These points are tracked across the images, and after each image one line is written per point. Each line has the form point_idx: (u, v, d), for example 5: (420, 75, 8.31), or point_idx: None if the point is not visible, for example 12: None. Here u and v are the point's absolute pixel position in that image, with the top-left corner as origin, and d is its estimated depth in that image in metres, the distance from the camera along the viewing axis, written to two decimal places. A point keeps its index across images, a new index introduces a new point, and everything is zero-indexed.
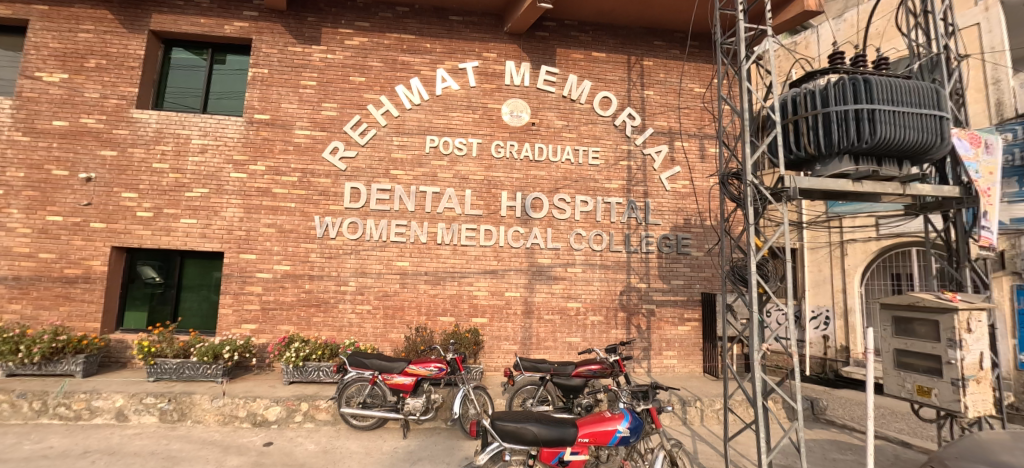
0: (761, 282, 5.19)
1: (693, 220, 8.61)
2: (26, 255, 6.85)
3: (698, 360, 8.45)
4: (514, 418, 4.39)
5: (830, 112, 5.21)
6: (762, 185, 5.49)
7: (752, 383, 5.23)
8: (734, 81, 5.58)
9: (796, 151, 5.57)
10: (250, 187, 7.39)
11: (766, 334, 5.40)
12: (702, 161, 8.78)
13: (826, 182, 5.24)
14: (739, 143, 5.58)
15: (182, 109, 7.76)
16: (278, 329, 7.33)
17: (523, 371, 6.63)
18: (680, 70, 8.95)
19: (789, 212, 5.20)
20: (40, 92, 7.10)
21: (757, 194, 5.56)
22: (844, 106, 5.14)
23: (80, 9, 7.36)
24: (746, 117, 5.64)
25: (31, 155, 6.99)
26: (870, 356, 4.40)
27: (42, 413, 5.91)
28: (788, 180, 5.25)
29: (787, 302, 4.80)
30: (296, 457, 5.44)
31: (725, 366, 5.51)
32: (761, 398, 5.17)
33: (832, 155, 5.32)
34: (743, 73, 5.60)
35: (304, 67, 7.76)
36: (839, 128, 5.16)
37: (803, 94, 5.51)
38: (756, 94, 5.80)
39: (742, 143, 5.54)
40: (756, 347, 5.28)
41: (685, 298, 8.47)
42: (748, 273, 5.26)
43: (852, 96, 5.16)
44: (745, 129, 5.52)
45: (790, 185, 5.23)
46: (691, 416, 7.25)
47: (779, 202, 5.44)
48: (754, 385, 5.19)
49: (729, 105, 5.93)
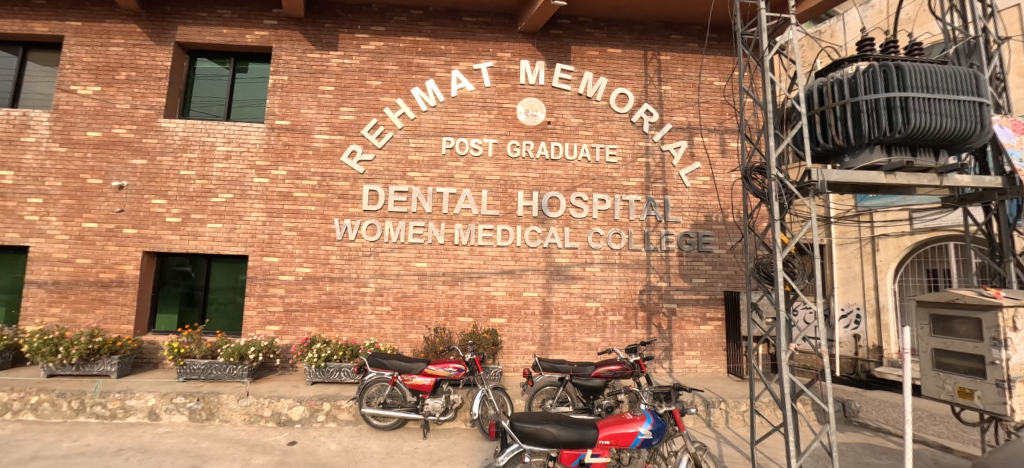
0: (788, 279, 5.06)
1: (714, 217, 8.41)
2: (64, 260, 7.17)
3: (721, 361, 8.24)
4: (534, 419, 4.38)
5: (860, 101, 5.00)
6: (787, 179, 5.34)
7: (781, 383, 5.09)
8: (756, 72, 5.47)
9: (823, 144, 5.39)
10: (272, 192, 7.57)
11: (794, 334, 5.26)
12: (723, 156, 8.57)
13: (856, 175, 5.07)
14: (762, 136, 5.45)
15: (207, 118, 8.00)
16: (301, 330, 7.47)
17: (542, 371, 6.65)
18: (698, 64, 8.75)
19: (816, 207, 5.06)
20: (75, 105, 7.44)
21: (782, 189, 5.42)
22: (874, 94, 4.93)
23: (110, 24, 7.69)
24: (769, 109, 5.52)
25: (67, 165, 7.32)
26: (906, 356, 4.19)
27: (80, 412, 6.16)
28: (815, 173, 5.09)
29: (816, 300, 4.65)
30: (319, 456, 5.52)
31: (751, 367, 5.40)
32: (790, 400, 5.02)
33: (862, 146, 5.12)
34: (765, 65, 5.48)
35: (322, 72, 7.92)
36: (869, 118, 4.95)
37: (830, 83, 5.31)
38: (780, 85, 5.64)
39: (766, 137, 5.43)
40: (783, 347, 5.14)
41: (707, 297, 8.28)
42: (775, 270, 5.13)
43: (882, 84, 4.95)
44: (769, 122, 5.38)
45: (818, 178, 5.07)
46: (715, 418, 7.08)
47: (807, 196, 5.28)
48: (782, 386, 5.06)
49: (751, 97, 5.81)
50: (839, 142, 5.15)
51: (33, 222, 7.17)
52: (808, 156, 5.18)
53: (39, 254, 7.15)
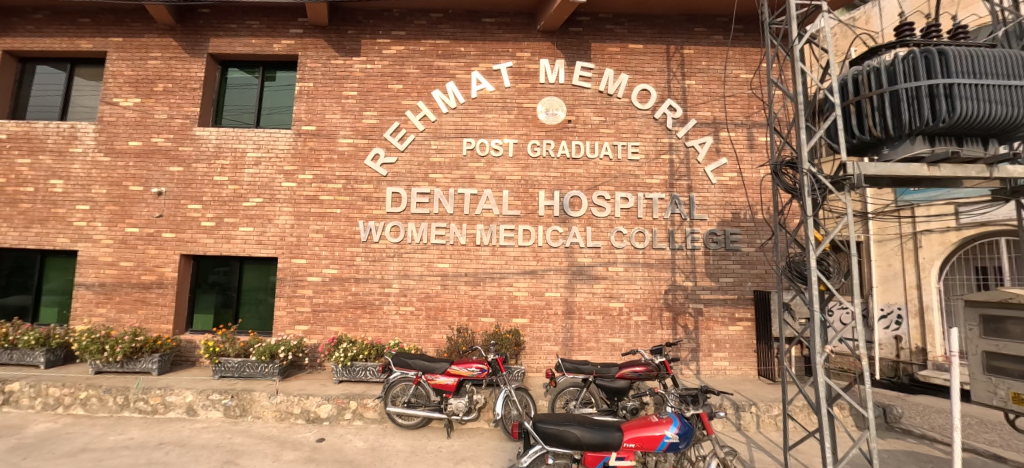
0: (823, 279, 5.10)
1: (742, 214, 8.15)
2: (110, 263, 7.59)
3: (751, 362, 7.99)
4: (557, 421, 4.39)
5: (899, 90, 4.74)
6: (820, 173, 5.25)
7: (816, 387, 5.06)
8: (786, 63, 5.41)
9: (859, 135, 5.16)
10: (299, 195, 7.81)
11: (829, 335, 5.22)
12: (751, 151, 8.29)
13: (894, 168, 4.84)
14: (793, 129, 5.38)
15: (238, 125, 8.31)
16: (328, 330, 7.67)
17: (565, 372, 6.56)
18: (724, 56, 8.50)
19: (853, 203, 4.99)
20: (118, 116, 7.88)
21: (816, 183, 5.31)
22: (914, 82, 4.66)
23: (148, 39, 8.09)
24: (800, 101, 5.41)
25: (111, 173, 7.75)
26: (953, 358, 4.02)
27: (124, 407, 6.49)
28: (851, 167, 4.90)
29: (854, 301, 4.63)
30: (346, 453, 5.65)
31: (783, 369, 5.34)
32: (825, 404, 4.95)
33: (902, 136, 4.86)
34: (796, 54, 5.41)
35: (345, 78, 8.11)
36: (910, 107, 4.69)
37: (866, 71, 5.07)
38: (811, 75, 5.54)
39: (797, 129, 5.37)
40: (818, 349, 5.12)
41: (735, 297, 8.04)
42: (809, 269, 5.14)
43: (924, 71, 4.68)
44: (800, 114, 5.31)
45: (854, 172, 4.88)
46: (745, 422, 6.86)
47: (842, 191, 5.15)
48: (817, 390, 5.02)
49: (780, 88, 5.70)
50: (877, 133, 4.91)
51: (81, 228, 7.63)
52: (842, 149, 5.00)
53: (86, 258, 7.60)
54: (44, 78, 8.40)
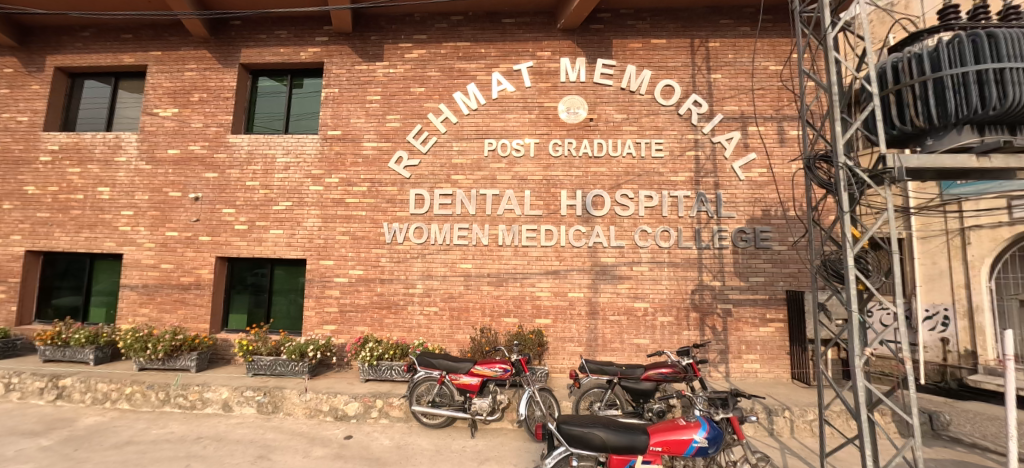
0: (861, 277, 5.00)
1: (773, 211, 7.87)
2: (152, 266, 8.01)
3: (785, 365, 7.71)
4: (581, 423, 4.39)
5: (944, 77, 4.51)
6: (857, 167, 5.09)
7: (856, 392, 4.96)
8: (820, 53, 5.31)
9: (901, 126, 4.88)
10: (326, 198, 8.02)
11: (870, 338, 5.06)
12: (782, 145, 7.99)
13: (939, 160, 4.59)
14: (828, 121, 5.24)
15: (268, 132, 8.62)
16: (354, 330, 7.84)
17: (590, 373, 6.43)
18: (751, 48, 8.23)
19: (895, 197, 4.79)
20: (158, 126, 8.30)
21: (852, 178, 5.13)
22: (961, 68, 4.43)
23: (185, 52, 8.50)
24: (834, 90, 5.34)
25: (152, 180, 8.17)
26: (1006, 364, 3.80)
27: (165, 402, 6.81)
28: (892, 160, 4.68)
29: (897, 302, 4.54)
30: (373, 450, 5.76)
31: (819, 372, 5.22)
32: (865, 410, 4.91)
33: (948, 126, 4.62)
34: (829, 43, 5.31)
35: (369, 83, 8.28)
36: (956, 95, 4.47)
37: (907, 58, 4.83)
38: (846, 64, 5.35)
39: (832, 121, 5.23)
40: (857, 351, 5.00)
41: (766, 297, 7.78)
42: (846, 267, 5.02)
43: (971, 56, 4.45)
44: (834, 106, 5.17)
45: (895, 165, 4.66)
46: (779, 427, 6.61)
47: (882, 185, 4.95)
48: (857, 395, 4.95)
49: (812, 79, 5.53)
50: (920, 123, 4.67)
51: (126, 232, 8.07)
52: (882, 141, 4.80)
53: (131, 261, 8.04)
54: (91, 92, 8.94)
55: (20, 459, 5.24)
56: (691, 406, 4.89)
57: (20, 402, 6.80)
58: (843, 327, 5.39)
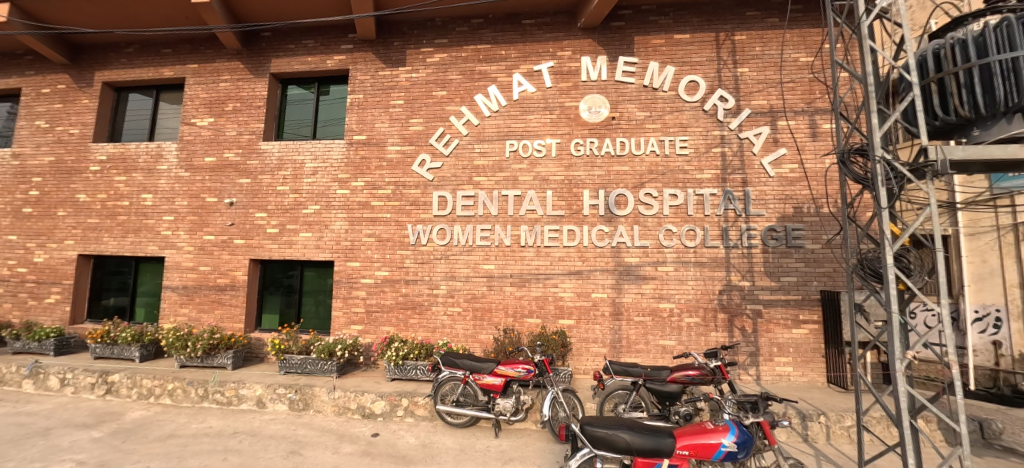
0: (900, 277, 4.86)
1: (805, 208, 7.59)
2: (191, 268, 8.41)
3: (819, 368, 7.41)
4: (605, 424, 4.40)
5: (990, 63, 4.31)
6: (896, 161, 4.93)
7: (897, 396, 4.86)
8: (854, 42, 5.14)
9: (943, 116, 4.68)
10: (352, 202, 8.23)
11: (911, 340, 4.92)
12: (815, 140, 7.70)
13: (987, 150, 4.36)
14: (863, 113, 5.08)
15: (297, 138, 8.92)
16: (380, 329, 8.01)
17: (614, 374, 6.38)
18: (780, 40, 7.97)
19: (937, 191, 4.61)
20: (195, 135, 8.72)
21: (891, 172, 4.97)
22: (1009, 53, 4.22)
23: (219, 63, 8.90)
24: (870, 82, 5.14)
25: (191, 187, 8.58)
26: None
27: (204, 398, 7.13)
28: (934, 152, 4.48)
29: (940, 304, 4.44)
30: (398, 448, 5.87)
31: (858, 375, 5.15)
32: (907, 416, 4.80)
33: (996, 115, 4.40)
34: (864, 32, 5.14)
35: (393, 88, 8.46)
36: (1005, 82, 4.25)
37: (950, 45, 4.63)
38: (883, 53, 5.13)
39: (867, 114, 5.08)
40: (898, 355, 4.92)
41: (799, 297, 7.51)
42: (885, 266, 4.93)
43: (1021, 40, 4.22)
44: (870, 98, 5.02)
45: (937, 157, 4.45)
46: (814, 433, 6.35)
47: (924, 178, 4.76)
48: (897, 400, 4.84)
49: (846, 70, 5.39)
50: (965, 113, 4.47)
51: (167, 236, 8.51)
52: (922, 132, 4.60)
53: (172, 263, 8.47)
54: (135, 104, 9.48)
55: (74, 449, 5.61)
56: (720, 409, 4.77)
57: (74, 396, 7.26)
58: (883, 329, 5.26)
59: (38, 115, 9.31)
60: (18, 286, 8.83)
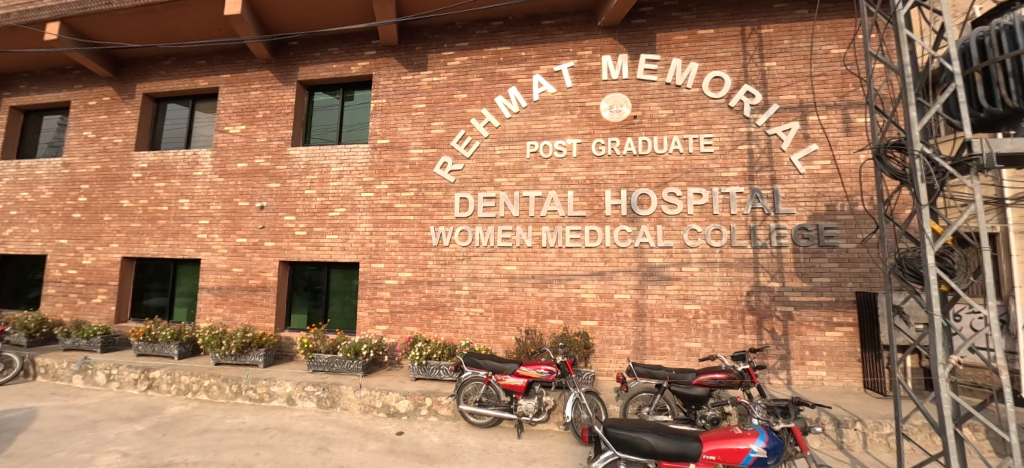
0: (943, 278, 4.64)
1: (838, 206, 7.31)
2: (225, 269, 8.77)
3: (855, 373, 7.11)
4: (628, 427, 4.34)
5: None
6: (937, 155, 4.72)
7: (939, 403, 4.64)
8: (891, 32, 4.93)
9: (989, 107, 4.43)
10: (377, 204, 8.40)
11: (955, 344, 4.69)
12: (848, 135, 7.41)
13: None
14: (901, 106, 4.89)
15: (323, 143, 9.18)
16: (404, 329, 8.15)
17: (637, 377, 6.22)
18: (809, 32, 7.70)
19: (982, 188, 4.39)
20: (228, 142, 9.09)
21: (931, 168, 4.76)
22: None
23: (250, 73, 9.24)
24: (907, 74, 4.93)
25: (224, 191, 8.95)
26: None
27: (238, 394, 7.42)
28: (979, 145, 4.35)
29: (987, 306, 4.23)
30: (422, 447, 5.96)
31: (897, 380, 4.97)
32: (951, 424, 4.59)
33: None
34: (901, 21, 4.92)
35: (414, 92, 8.59)
36: None
37: (996, 32, 4.37)
38: (921, 42, 4.89)
39: (905, 107, 4.87)
40: (941, 359, 4.69)
41: (833, 299, 7.23)
42: (925, 266, 4.73)
43: None
44: (908, 90, 4.83)
45: (984, 150, 4.33)
46: (849, 441, 6.09)
47: (968, 174, 4.59)
48: (941, 407, 4.63)
49: (881, 61, 5.17)
50: (1013, 104, 4.21)
51: (203, 239, 8.90)
52: (966, 125, 4.43)
53: (207, 265, 8.85)
54: (173, 114, 9.95)
55: (119, 441, 5.94)
56: (749, 414, 4.69)
57: (119, 391, 7.69)
58: (924, 332, 5.03)
59: (86, 126, 9.89)
60: (68, 286, 9.40)
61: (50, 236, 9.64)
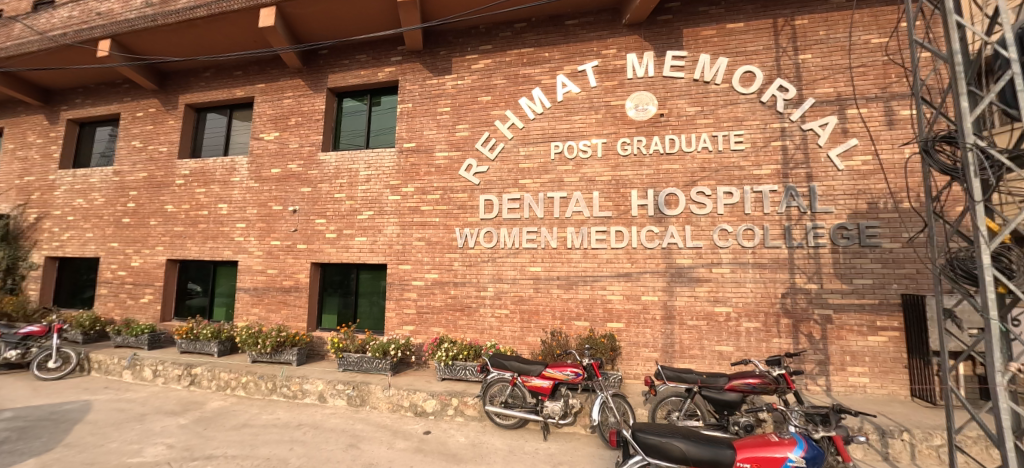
0: (1000, 279, 4.34)
1: (881, 204, 6.93)
2: (260, 271, 9.12)
3: (901, 380, 6.71)
4: (658, 432, 4.22)
5: None
6: (991, 147, 4.45)
7: (997, 414, 4.34)
8: (939, 18, 4.66)
9: None
10: (404, 207, 8.55)
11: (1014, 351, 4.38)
12: (891, 128, 7.03)
13: None
14: (950, 97, 4.61)
15: (352, 148, 9.42)
16: (431, 330, 8.25)
17: (666, 380, 6.07)
18: (847, 22, 7.35)
19: None
20: (263, 149, 9.46)
21: (985, 162, 4.48)
22: None
23: (283, 82, 9.59)
24: (958, 62, 4.65)
25: (260, 196, 9.31)
26: None
27: (273, 391, 7.69)
28: None
29: None
30: (449, 446, 6.02)
31: (949, 388, 4.68)
32: (1012, 436, 4.29)
33: None
34: (950, 6, 4.64)
35: (439, 96, 8.70)
36: None
37: None
38: (972, 28, 4.60)
39: (956, 97, 4.58)
40: (998, 367, 4.38)
41: (875, 302, 6.85)
42: (980, 267, 4.44)
43: None
44: (958, 78, 4.55)
45: None
46: (895, 452, 5.74)
47: None
48: (999, 418, 4.33)
49: (928, 49, 4.89)
50: None
51: (240, 242, 9.29)
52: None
53: (244, 267, 9.23)
54: (212, 123, 10.45)
55: (165, 434, 6.27)
56: (786, 422, 4.56)
57: (164, 386, 8.12)
58: (979, 337, 4.71)
59: (134, 136, 10.51)
60: (119, 287, 10.01)
61: (103, 240, 10.29)
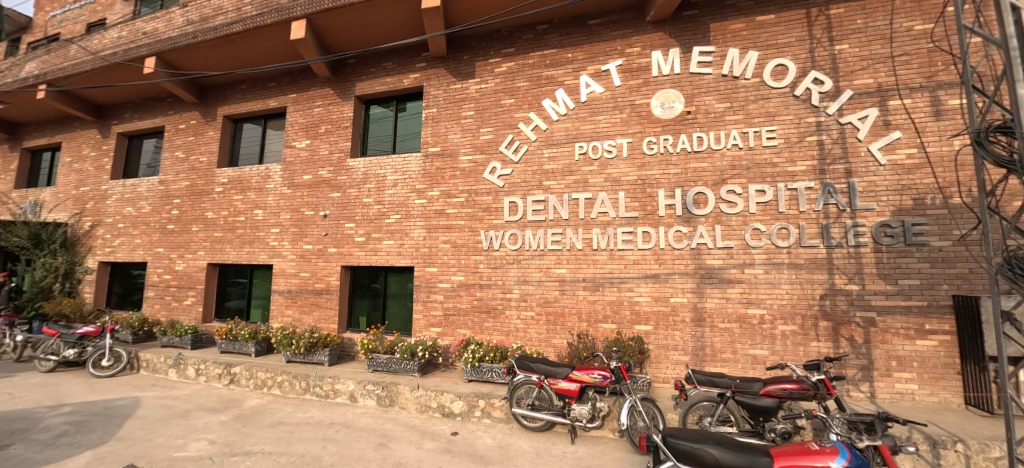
0: None
1: (927, 199, 6.54)
2: (294, 274, 9.43)
3: (954, 387, 6.29)
4: (691, 437, 4.08)
5: None
6: None
7: None
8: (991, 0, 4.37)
9: None
10: (430, 210, 8.67)
11: None
12: (938, 119, 6.63)
13: None
14: (1005, 83, 4.31)
15: (380, 153, 9.63)
16: (457, 332, 8.32)
17: (698, 385, 5.85)
18: (887, 9, 6.99)
19: None
20: (296, 156, 9.80)
21: None
22: None
23: (313, 91, 9.91)
24: (1013, 46, 4.35)
25: (293, 202, 9.64)
26: None
27: (306, 390, 7.93)
28: None
29: None
30: (476, 448, 6.04)
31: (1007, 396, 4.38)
32: None
33: None
34: None
35: (464, 100, 8.79)
36: None
37: None
38: None
39: (1011, 84, 4.28)
40: None
41: (922, 303, 6.45)
42: None
43: None
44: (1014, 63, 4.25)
45: None
46: (948, 464, 5.37)
47: None
48: None
49: (979, 33, 4.59)
50: None
51: (275, 246, 9.65)
52: None
53: (279, 270, 9.57)
54: (249, 132, 10.90)
55: (207, 429, 6.57)
56: (827, 429, 4.38)
57: (206, 384, 8.50)
58: None
59: (177, 147, 11.09)
60: (164, 290, 10.57)
61: (150, 245, 10.90)
